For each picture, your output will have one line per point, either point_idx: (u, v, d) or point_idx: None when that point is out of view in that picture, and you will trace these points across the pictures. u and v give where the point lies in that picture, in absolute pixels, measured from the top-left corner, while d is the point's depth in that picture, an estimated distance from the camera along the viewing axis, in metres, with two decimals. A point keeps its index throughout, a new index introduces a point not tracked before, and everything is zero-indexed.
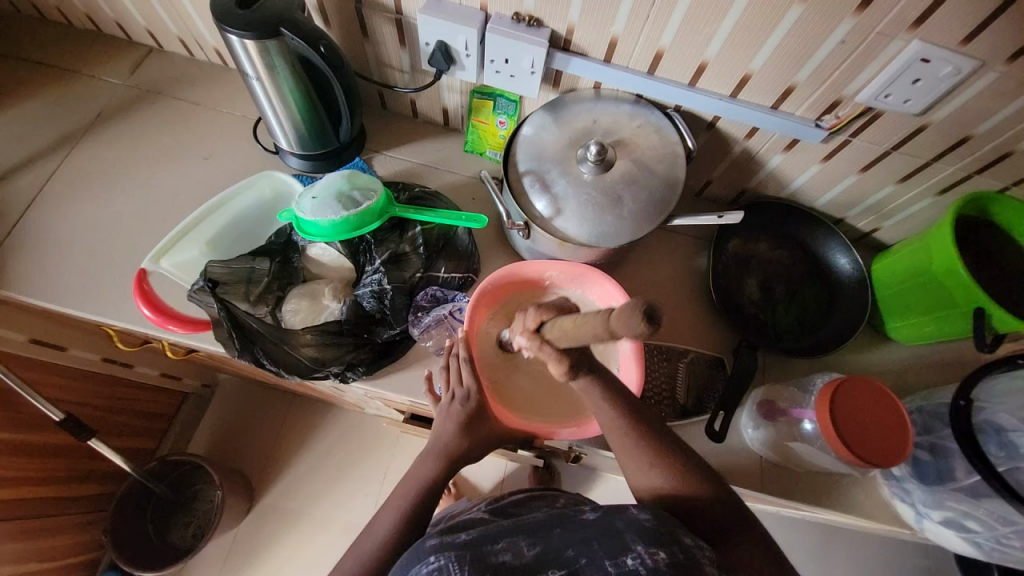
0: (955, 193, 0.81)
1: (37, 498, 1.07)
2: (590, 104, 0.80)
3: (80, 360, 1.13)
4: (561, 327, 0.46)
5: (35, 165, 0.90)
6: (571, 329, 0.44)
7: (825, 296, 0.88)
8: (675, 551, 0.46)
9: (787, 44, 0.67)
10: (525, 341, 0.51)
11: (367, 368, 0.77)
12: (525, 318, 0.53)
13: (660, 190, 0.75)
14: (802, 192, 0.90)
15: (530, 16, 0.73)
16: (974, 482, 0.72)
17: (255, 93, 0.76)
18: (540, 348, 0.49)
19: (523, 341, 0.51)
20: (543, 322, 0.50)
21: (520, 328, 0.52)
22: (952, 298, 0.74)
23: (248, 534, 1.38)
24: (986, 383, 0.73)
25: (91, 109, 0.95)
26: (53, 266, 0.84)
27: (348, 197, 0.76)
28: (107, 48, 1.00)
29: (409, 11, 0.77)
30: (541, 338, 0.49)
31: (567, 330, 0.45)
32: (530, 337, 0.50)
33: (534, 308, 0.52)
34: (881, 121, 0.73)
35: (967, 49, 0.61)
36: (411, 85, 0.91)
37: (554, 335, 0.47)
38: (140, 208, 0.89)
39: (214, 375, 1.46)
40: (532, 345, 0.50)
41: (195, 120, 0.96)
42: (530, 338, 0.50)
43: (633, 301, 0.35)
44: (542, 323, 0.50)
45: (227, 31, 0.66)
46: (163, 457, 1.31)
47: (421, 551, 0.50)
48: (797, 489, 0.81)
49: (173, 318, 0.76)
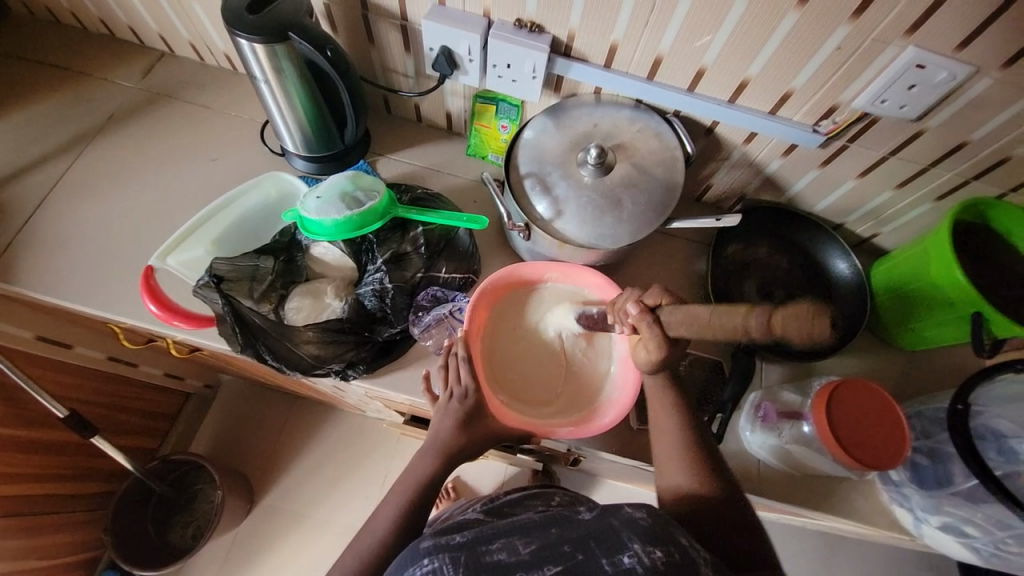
0: (952, 199, 0.81)
1: (40, 495, 1.08)
2: (590, 108, 0.81)
3: (86, 358, 1.14)
4: (678, 315, 0.54)
5: (47, 165, 0.92)
6: (700, 317, 0.50)
7: (825, 301, 0.88)
8: (672, 550, 0.46)
9: (784, 50, 0.68)
10: (636, 311, 0.60)
11: (368, 365, 0.79)
12: (643, 293, 0.61)
13: (658, 194, 0.76)
14: (801, 197, 0.90)
15: (532, 22, 0.75)
16: (972, 487, 0.72)
17: (264, 95, 0.78)
18: (648, 324, 0.58)
19: (634, 310, 0.60)
20: (659, 305, 0.59)
21: (633, 300, 0.61)
22: (951, 303, 0.74)
23: (247, 535, 1.38)
24: (983, 388, 0.73)
25: (102, 111, 0.97)
26: (62, 263, 0.85)
27: (351, 198, 0.77)
28: (120, 52, 1.03)
29: (414, 17, 0.79)
30: (653, 315, 0.58)
31: (693, 321, 0.51)
32: (642, 312, 0.59)
33: (658, 289, 0.60)
34: (878, 127, 0.74)
35: (961, 55, 0.62)
36: (415, 89, 0.92)
37: (669, 317, 0.56)
38: (148, 207, 0.91)
39: (217, 376, 1.47)
40: (640, 316, 0.59)
41: (204, 122, 0.98)
42: (643, 309, 0.59)
43: (814, 307, 0.39)
44: (658, 305, 0.59)
45: (237, 35, 0.68)
46: (164, 457, 1.31)
47: (416, 553, 0.51)
48: (795, 493, 0.81)
49: (176, 314, 0.77)
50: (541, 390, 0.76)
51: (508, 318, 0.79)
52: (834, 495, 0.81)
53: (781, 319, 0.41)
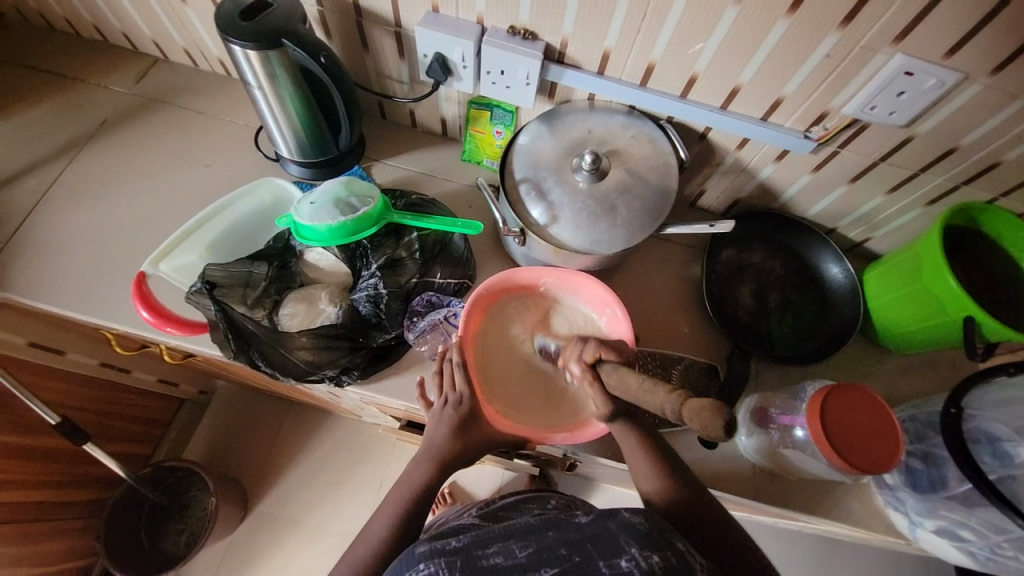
0: (943, 204, 0.82)
1: (32, 503, 1.07)
2: (584, 114, 0.82)
3: (79, 364, 1.13)
4: (617, 381, 0.52)
5: (41, 171, 0.92)
6: (631, 386, 0.49)
7: (818, 305, 0.89)
8: (668, 556, 0.46)
9: (775, 57, 0.69)
10: (578, 370, 0.57)
11: (362, 372, 0.78)
12: (583, 347, 0.58)
13: (652, 199, 0.76)
14: (794, 202, 0.91)
15: (526, 29, 0.75)
16: (968, 491, 0.72)
17: (258, 102, 0.78)
18: (589, 383, 0.56)
19: (576, 369, 0.57)
20: (599, 359, 0.56)
21: (574, 356, 0.58)
22: (943, 307, 0.74)
23: (242, 542, 1.37)
24: (977, 392, 0.74)
25: (97, 116, 0.97)
26: (54, 269, 0.85)
27: (345, 204, 0.77)
28: (114, 58, 1.03)
29: (408, 23, 0.80)
30: (594, 374, 0.55)
31: (627, 390, 0.50)
32: (583, 372, 0.56)
33: (597, 344, 0.57)
34: (869, 133, 0.75)
35: (949, 61, 0.63)
36: (410, 95, 0.93)
37: (609, 379, 0.53)
38: (142, 213, 0.91)
39: (211, 382, 1.46)
40: (581, 376, 0.56)
41: (198, 128, 0.98)
42: (585, 369, 0.56)
43: (712, 403, 0.40)
44: (597, 359, 0.56)
45: (230, 42, 0.68)
46: (157, 464, 1.30)
47: (412, 557, 0.51)
48: (790, 497, 0.81)
49: (168, 320, 0.77)
50: (534, 398, 0.76)
51: (504, 324, 0.79)
52: (829, 499, 0.81)
53: (690, 410, 0.41)
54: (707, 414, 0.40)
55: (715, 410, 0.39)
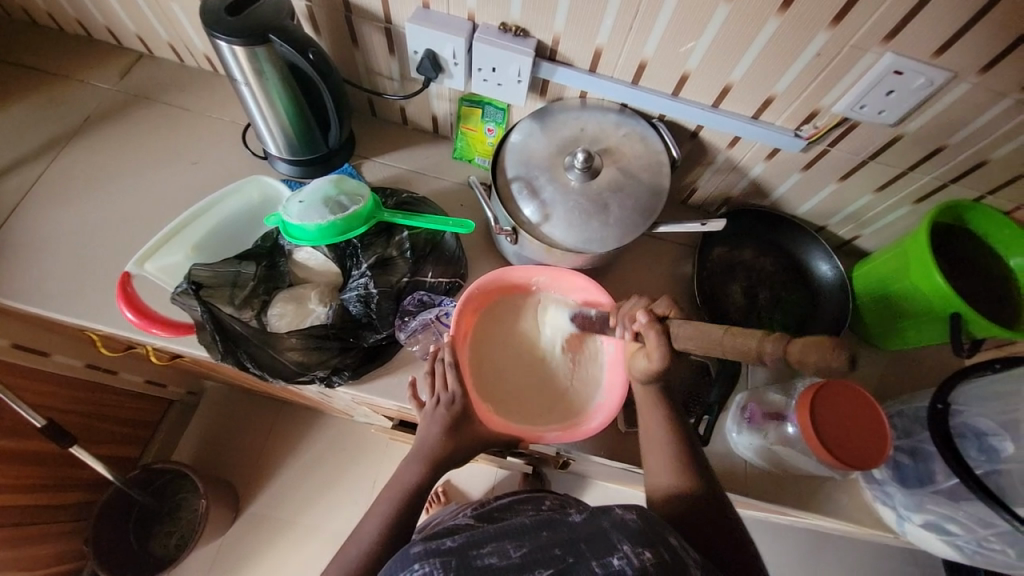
0: (931, 202, 0.83)
1: (19, 507, 1.05)
2: (576, 112, 0.81)
3: (64, 366, 1.11)
4: (691, 331, 0.54)
5: (22, 168, 0.90)
6: (710, 335, 0.51)
7: (808, 303, 0.89)
8: (661, 551, 0.46)
9: (766, 55, 0.69)
10: (644, 318, 0.59)
11: (353, 372, 0.78)
12: (651, 302, 0.61)
13: (645, 198, 0.76)
14: (785, 200, 0.92)
15: (517, 26, 0.75)
16: (954, 486, 0.73)
17: (245, 98, 0.77)
18: (654, 333, 0.58)
19: (641, 318, 0.59)
20: (666, 316, 0.59)
21: (641, 308, 0.61)
22: (931, 305, 0.75)
23: (234, 544, 1.35)
24: (964, 387, 0.74)
25: (79, 113, 0.95)
26: (36, 270, 0.83)
27: (334, 202, 0.76)
28: (97, 53, 1.00)
29: (398, 19, 0.79)
30: (662, 326, 0.58)
31: (705, 339, 0.52)
32: (649, 318, 0.59)
33: (667, 301, 0.60)
34: (858, 132, 0.76)
35: (939, 60, 0.63)
36: (400, 92, 0.92)
37: (678, 330, 0.56)
38: (127, 212, 0.89)
39: (200, 382, 1.45)
40: (647, 325, 0.58)
41: (184, 125, 0.96)
42: (651, 318, 0.59)
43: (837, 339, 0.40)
44: (665, 315, 0.59)
45: (216, 37, 0.67)
46: (146, 465, 1.28)
47: (406, 558, 0.50)
48: (781, 493, 0.81)
49: (154, 321, 0.75)
50: (527, 395, 0.76)
51: (496, 321, 0.79)
52: (819, 494, 0.82)
53: (800, 349, 0.42)
54: (816, 348, 0.40)
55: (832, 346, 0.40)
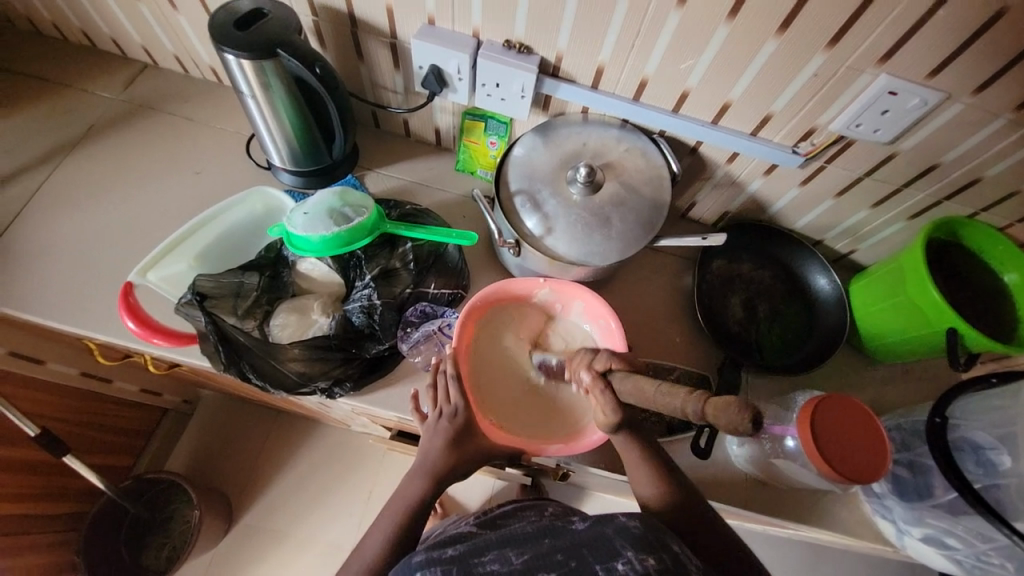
0: (925, 218, 0.84)
1: (9, 517, 1.03)
2: (578, 127, 0.82)
3: (59, 374, 1.10)
4: (631, 387, 0.49)
5: (24, 177, 0.90)
6: (645, 391, 0.47)
7: (805, 316, 0.90)
8: (664, 557, 0.45)
9: (764, 75, 0.71)
10: (589, 378, 0.55)
11: (355, 383, 0.77)
12: (594, 357, 0.56)
13: (646, 211, 0.77)
14: (782, 214, 0.93)
15: (521, 43, 0.76)
16: (952, 500, 0.73)
17: (251, 110, 0.77)
18: (599, 391, 0.53)
19: (585, 376, 0.55)
20: (611, 368, 0.54)
21: (585, 365, 0.56)
22: (927, 319, 0.76)
23: (227, 555, 1.34)
24: (960, 401, 0.76)
25: (83, 122, 0.96)
26: (37, 278, 0.83)
27: (339, 215, 0.77)
28: (102, 63, 1.01)
29: (403, 35, 0.80)
30: (604, 382, 0.53)
31: (639, 393, 0.48)
32: (592, 377, 0.54)
33: (608, 353, 0.55)
34: (854, 149, 0.77)
35: (933, 82, 0.65)
36: (404, 105, 0.93)
37: (621, 387, 0.51)
38: (129, 221, 0.89)
39: (196, 392, 1.43)
40: (591, 382, 0.54)
41: (187, 135, 0.97)
42: (596, 376, 0.54)
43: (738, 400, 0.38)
44: (609, 368, 0.54)
45: (224, 51, 0.68)
46: (139, 476, 1.27)
47: (409, 567, 0.50)
48: (781, 505, 0.82)
49: (156, 331, 0.75)
50: (531, 407, 0.76)
51: (498, 334, 0.79)
52: (819, 506, 0.82)
53: (713, 404, 0.40)
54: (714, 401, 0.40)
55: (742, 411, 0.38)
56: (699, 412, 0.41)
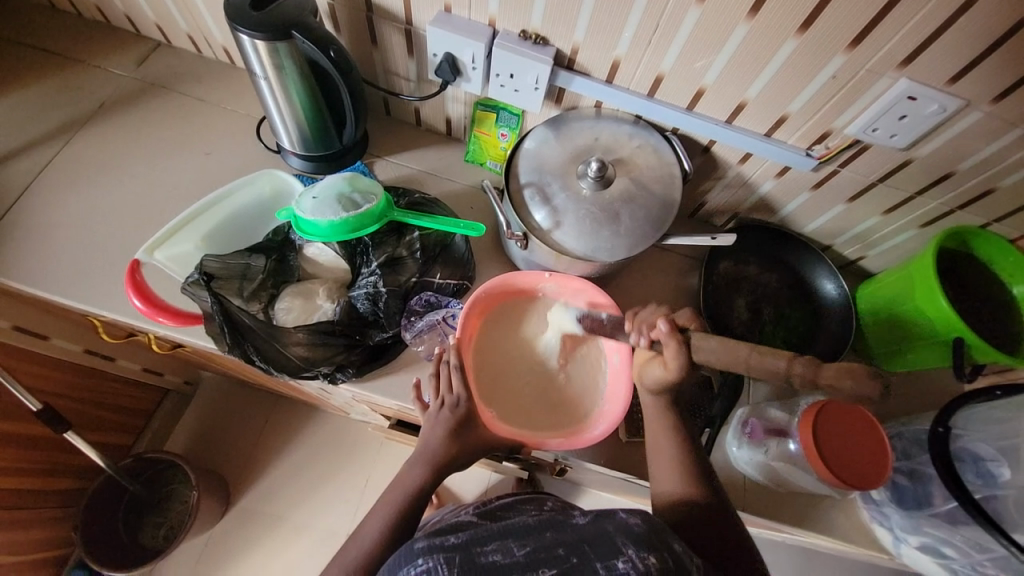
0: (937, 227, 0.84)
1: (9, 490, 1.04)
2: (590, 122, 0.82)
3: (63, 350, 1.10)
4: (715, 345, 0.55)
5: (33, 151, 0.90)
6: (738, 355, 0.52)
7: (811, 321, 0.90)
8: (666, 557, 0.46)
9: (782, 75, 0.70)
10: (663, 328, 0.60)
11: (357, 369, 0.78)
12: (672, 312, 0.62)
13: (656, 209, 0.76)
14: (793, 218, 0.92)
15: (537, 34, 0.75)
16: (951, 509, 0.74)
17: (263, 92, 0.77)
18: (675, 344, 0.59)
19: (662, 328, 0.60)
20: (684, 327, 0.60)
21: (659, 317, 0.61)
22: (935, 329, 0.76)
23: (223, 537, 1.35)
24: (963, 411, 0.75)
25: (95, 98, 0.95)
26: (44, 252, 0.83)
27: (348, 200, 0.76)
28: (115, 40, 1.01)
29: (419, 22, 0.79)
30: (682, 337, 0.59)
31: (727, 352, 0.54)
32: (669, 329, 0.59)
33: (688, 312, 0.62)
34: (869, 154, 0.76)
35: (953, 88, 0.64)
36: (416, 93, 0.92)
37: (702, 342, 0.57)
38: (138, 200, 0.89)
39: (198, 373, 1.44)
40: (667, 332, 0.59)
41: (198, 116, 0.96)
42: (672, 328, 0.60)
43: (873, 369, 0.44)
44: (683, 326, 0.60)
45: (239, 31, 0.67)
46: (139, 454, 1.27)
47: (410, 553, 0.50)
48: (779, 509, 0.82)
49: (162, 310, 0.75)
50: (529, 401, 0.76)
51: (502, 327, 0.79)
52: (818, 511, 0.82)
53: (831, 372, 0.45)
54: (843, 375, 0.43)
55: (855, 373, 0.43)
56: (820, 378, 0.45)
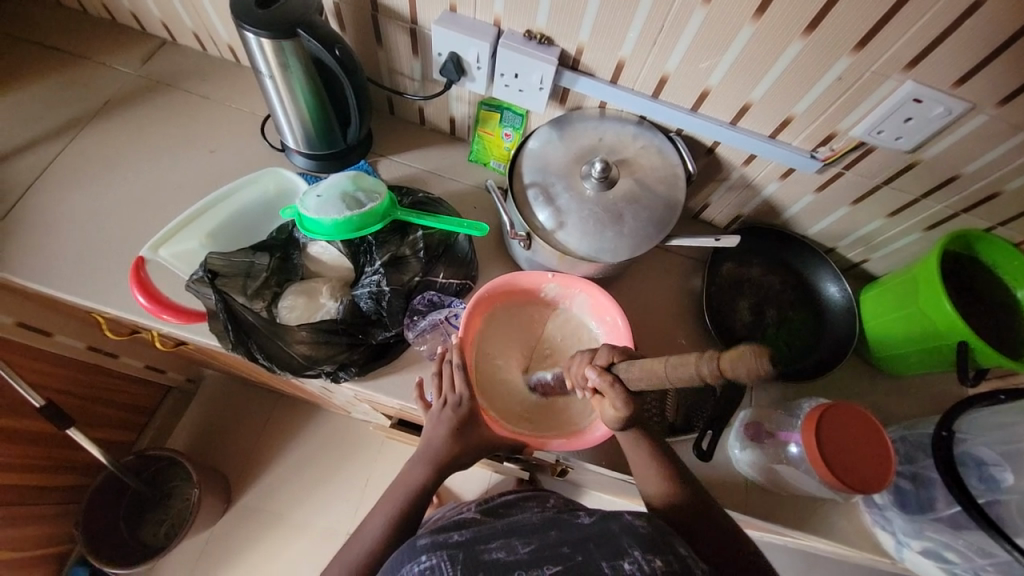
0: (942, 230, 0.83)
1: (11, 486, 1.04)
2: (595, 122, 0.82)
3: (66, 347, 1.11)
4: (635, 369, 0.47)
5: (38, 148, 0.90)
6: (655, 371, 0.45)
7: (815, 324, 0.89)
8: (671, 560, 0.45)
9: (787, 77, 0.70)
10: (595, 376, 0.52)
11: (360, 368, 0.77)
12: (594, 354, 0.55)
13: (660, 210, 0.76)
14: (797, 220, 0.92)
15: (542, 34, 0.75)
16: (954, 514, 0.74)
17: (268, 90, 0.77)
18: (608, 387, 0.51)
19: (590, 374, 0.52)
20: (613, 360, 0.53)
21: (587, 365, 0.54)
22: (939, 332, 0.76)
23: (223, 535, 1.35)
24: (966, 416, 0.75)
25: (100, 96, 0.96)
26: (49, 249, 0.83)
27: (351, 198, 0.76)
28: (121, 38, 1.01)
29: (424, 21, 0.79)
30: (612, 376, 0.51)
31: (650, 376, 0.45)
32: (599, 371, 0.52)
33: (607, 347, 0.54)
34: (874, 156, 0.76)
35: (959, 91, 0.64)
36: (420, 93, 0.92)
37: (627, 374, 0.48)
38: (142, 197, 0.89)
39: (200, 370, 1.44)
40: (600, 379, 0.51)
41: (203, 114, 0.97)
42: (601, 372, 0.52)
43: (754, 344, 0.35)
44: (612, 361, 0.53)
45: (244, 29, 0.68)
46: (140, 451, 1.28)
47: (413, 549, 0.50)
48: (781, 512, 0.81)
49: (166, 307, 0.76)
50: (533, 401, 0.77)
51: (504, 328, 0.79)
52: (820, 515, 0.82)
53: (729, 359, 0.36)
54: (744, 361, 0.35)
55: (756, 355, 0.34)
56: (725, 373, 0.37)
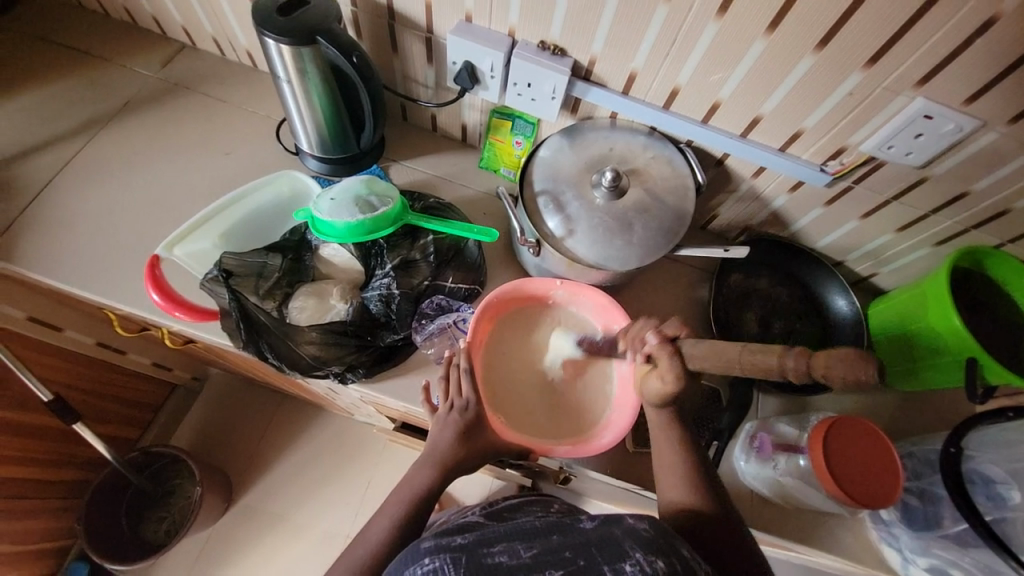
0: (951, 246, 0.83)
1: (16, 479, 1.05)
2: (605, 132, 0.83)
3: (76, 342, 1.12)
4: (708, 350, 0.52)
5: (57, 147, 0.92)
6: (727, 354, 0.50)
7: (822, 337, 0.89)
8: (674, 562, 0.46)
9: (797, 92, 0.71)
10: (655, 342, 0.58)
11: (367, 370, 0.78)
12: (661, 324, 0.60)
13: (669, 220, 0.77)
14: (805, 233, 0.92)
15: (556, 45, 0.77)
16: (961, 532, 0.72)
17: (285, 95, 0.79)
18: (666, 356, 0.56)
19: (653, 339, 0.58)
20: (677, 336, 0.58)
21: (651, 330, 0.60)
22: (947, 348, 0.75)
23: (224, 535, 1.35)
24: (976, 433, 0.74)
25: (119, 97, 0.98)
26: (65, 245, 0.85)
27: (364, 202, 0.78)
28: (142, 41, 1.03)
29: (440, 31, 0.81)
30: (673, 347, 0.56)
31: (716, 357, 0.51)
32: (659, 339, 0.58)
33: (676, 322, 0.59)
34: (883, 171, 0.77)
35: (969, 108, 0.65)
36: (433, 100, 0.93)
37: (693, 350, 0.54)
38: (158, 196, 0.91)
39: (206, 369, 1.45)
40: (659, 345, 0.57)
41: (219, 116, 0.98)
42: (663, 340, 0.57)
43: (859, 351, 0.42)
44: (676, 336, 0.58)
45: (265, 35, 0.69)
46: (145, 448, 1.28)
47: (417, 552, 0.51)
48: (785, 524, 0.81)
49: (180, 305, 0.77)
50: (541, 409, 0.76)
51: (513, 333, 0.80)
52: (825, 529, 0.81)
53: (823, 358, 0.43)
54: (852, 364, 0.41)
55: (862, 359, 0.41)
56: (814, 368, 0.43)
